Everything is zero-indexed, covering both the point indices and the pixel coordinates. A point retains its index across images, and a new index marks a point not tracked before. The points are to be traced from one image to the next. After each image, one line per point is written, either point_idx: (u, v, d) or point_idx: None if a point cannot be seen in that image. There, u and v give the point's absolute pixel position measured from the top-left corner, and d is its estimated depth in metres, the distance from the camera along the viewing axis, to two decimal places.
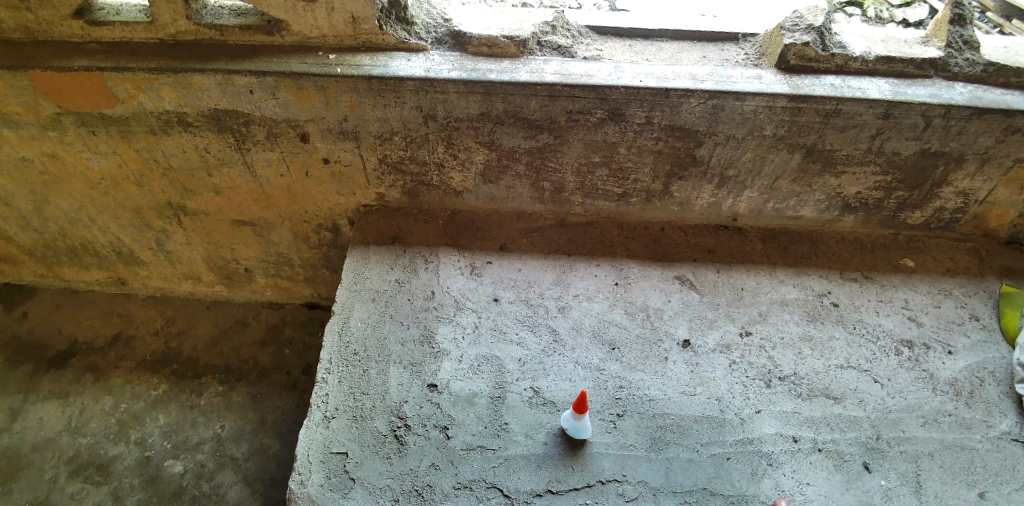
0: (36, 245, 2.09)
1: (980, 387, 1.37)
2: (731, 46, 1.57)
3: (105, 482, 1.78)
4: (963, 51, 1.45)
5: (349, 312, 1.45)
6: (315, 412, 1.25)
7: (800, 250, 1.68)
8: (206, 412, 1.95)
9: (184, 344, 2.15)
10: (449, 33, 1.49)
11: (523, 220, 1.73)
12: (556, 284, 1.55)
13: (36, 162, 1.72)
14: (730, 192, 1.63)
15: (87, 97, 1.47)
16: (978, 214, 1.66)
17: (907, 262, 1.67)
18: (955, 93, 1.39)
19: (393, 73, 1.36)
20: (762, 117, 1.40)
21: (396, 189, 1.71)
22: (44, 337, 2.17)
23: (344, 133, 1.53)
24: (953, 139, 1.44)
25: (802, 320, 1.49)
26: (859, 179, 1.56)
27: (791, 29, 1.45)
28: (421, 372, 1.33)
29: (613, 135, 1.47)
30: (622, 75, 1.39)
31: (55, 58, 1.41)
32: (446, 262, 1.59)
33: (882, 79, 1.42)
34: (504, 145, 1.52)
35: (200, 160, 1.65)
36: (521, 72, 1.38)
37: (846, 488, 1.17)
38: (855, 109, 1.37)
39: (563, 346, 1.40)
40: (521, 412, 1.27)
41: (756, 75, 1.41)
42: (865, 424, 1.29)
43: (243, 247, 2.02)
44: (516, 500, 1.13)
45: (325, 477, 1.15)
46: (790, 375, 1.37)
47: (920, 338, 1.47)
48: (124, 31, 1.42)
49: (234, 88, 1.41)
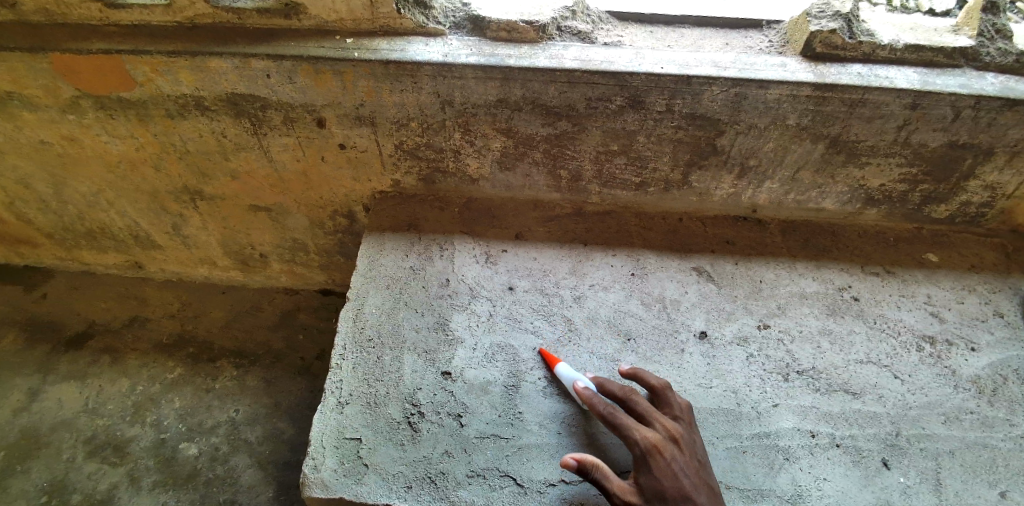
0: (54, 228, 2.12)
1: (1004, 385, 1.35)
2: (755, 33, 1.53)
3: (122, 462, 1.81)
4: (994, 41, 1.41)
5: (364, 299, 1.45)
6: (329, 398, 1.26)
7: (822, 243, 1.66)
8: (221, 396, 1.97)
9: (199, 327, 2.17)
10: (468, 17, 1.47)
11: (539, 208, 1.71)
12: (572, 274, 1.54)
13: (55, 145, 1.73)
14: (752, 183, 1.60)
15: (106, 80, 1.47)
16: (1005, 208, 1.62)
17: (931, 257, 1.64)
18: (986, 83, 1.35)
19: (410, 58, 1.35)
20: (786, 106, 1.37)
21: (411, 175, 1.70)
22: (62, 317, 2.19)
23: (361, 118, 1.52)
24: (982, 131, 1.39)
25: (821, 314, 1.47)
26: (883, 171, 1.53)
27: (817, 15, 1.41)
28: (435, 359, 1.33)
29: (633, 123, 1.45)
30: (643, 61, 1.36)
31: (75, 40, 1.41)
32: (461, 250, 1.58)
33: (911, 68, 1.38)
34: (522, 132, 1.51)
35: (216, 145, 1.65)
36: (541, 58, 1.36)
37: (864, 485, 1.16)
38: (883, 99, 1.33)
39: (577, 336, 1.39)
40: (535, 401, 1.26)
41: (780, 62, 1.38)
42: (884, 421, 1.27)
43: (258, 232, 2.02)
44: (529, 489, 1.12)
45: (339, 462, 1.15)
46: (808, 369, 1.35)
47: (942, 334, 1.44)
48: (142, 14, 1.42)
49: (251, 71, 1.41)
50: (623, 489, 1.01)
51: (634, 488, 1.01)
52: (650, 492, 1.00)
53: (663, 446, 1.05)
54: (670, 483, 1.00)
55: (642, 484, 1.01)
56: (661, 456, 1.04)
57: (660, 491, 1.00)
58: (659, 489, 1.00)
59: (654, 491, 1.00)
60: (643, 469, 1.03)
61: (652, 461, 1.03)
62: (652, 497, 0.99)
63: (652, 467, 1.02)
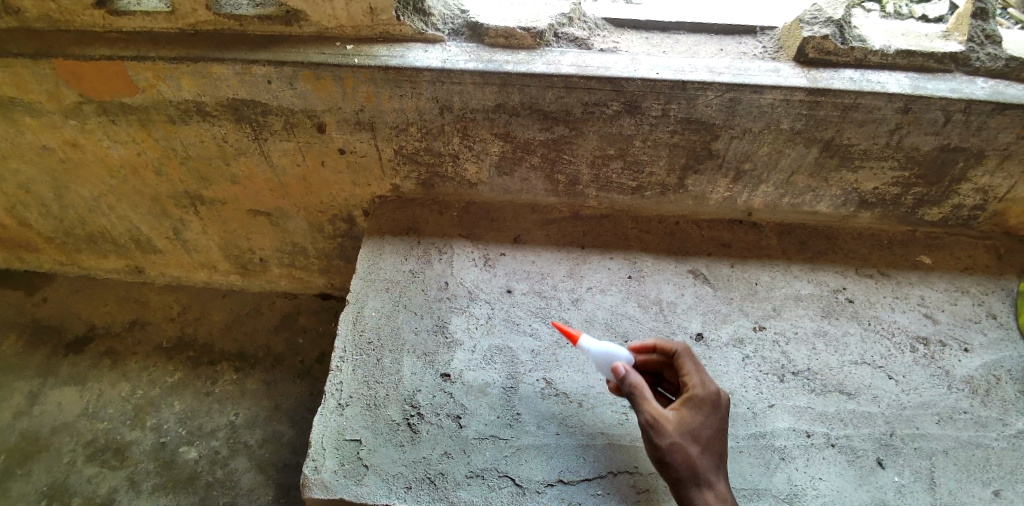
0: (55, 232, 2.13)
1: (997, 385, 1.36)
2: (749, 39, 1.56)
3: (122, 465, 1.82)
4: (984, 46, 1.44)
5: (363, 302, 1.46)
6: (330, 400, 1.27)
7: (816, 245, 1.67)
8: (221, 399, 1.98)
9: (199, 331, 2.18)
10: (466, 24, 1.49)
11: (537, 212, 1.73)
12: (570, 277, 1.55)
13: (57, 150, 1.75)
14: (747, 186, 1.62)
15: (108, 85, 1.49)
16: (997, 211, 1.64)
17: (925, 259, 1.65)
18: (976, 88, 1.37)
19: (409, 64, 1.37)
20: (779, 110, 1.39)
21: (411, 180, 1.72)
22: (62, 321, 2.20)
23: (360, 123, 1.53)
24: (973, 135, 1.42)
25: (817, 315, 1.49)
26: (876, 174, 1.55)
27: (810, 22, 1.43)
28: (434, 362, 1.34)
29: (629, 128, 1.47)
30: (639, 67, 1.38)
31: (78, 46, 1.43)
32: (460, 253, 1.60)
33: (902, 73, 1.41)
34: (520, 137, 1.53)
35: (217, 150, 1.67)
36: (538, 64, 1.38)
37: (859, 484, 1.17)
38: (874, 104, 1.36)
39: (575, 338, 1.41)
40: (534, 403, 1.28)
41: (773, 68, 1.40)
42: (879, 420, 1.28)
43: (258, 236, 2.04)
44: (528, 489, 1.13)
45: (339, 463, 1.16)
46: (803, 370, 1.37)
47: (936, 335, 1.46)
48: (144, 21, 1.44)
49: (252, 77, 1.42)
50: (662, 413, 0.99)
51: (671, 416, 0.99)
52: (687, 429, 0.99)
53: (719, 404, 1.04)
54: (711, 434, 1.00)
55: (680, 418, 1.00)
56: (714, 410, 1.03)
57: (698, 434, 0.99)
58: (697, 432, 0.99)
59: (692, 430, 0.99)
60: (689, 409, 1.02)
61: (703, 409, 1.02)
62: (687, 434, 0.98)
63: (701, 414, 1.01)
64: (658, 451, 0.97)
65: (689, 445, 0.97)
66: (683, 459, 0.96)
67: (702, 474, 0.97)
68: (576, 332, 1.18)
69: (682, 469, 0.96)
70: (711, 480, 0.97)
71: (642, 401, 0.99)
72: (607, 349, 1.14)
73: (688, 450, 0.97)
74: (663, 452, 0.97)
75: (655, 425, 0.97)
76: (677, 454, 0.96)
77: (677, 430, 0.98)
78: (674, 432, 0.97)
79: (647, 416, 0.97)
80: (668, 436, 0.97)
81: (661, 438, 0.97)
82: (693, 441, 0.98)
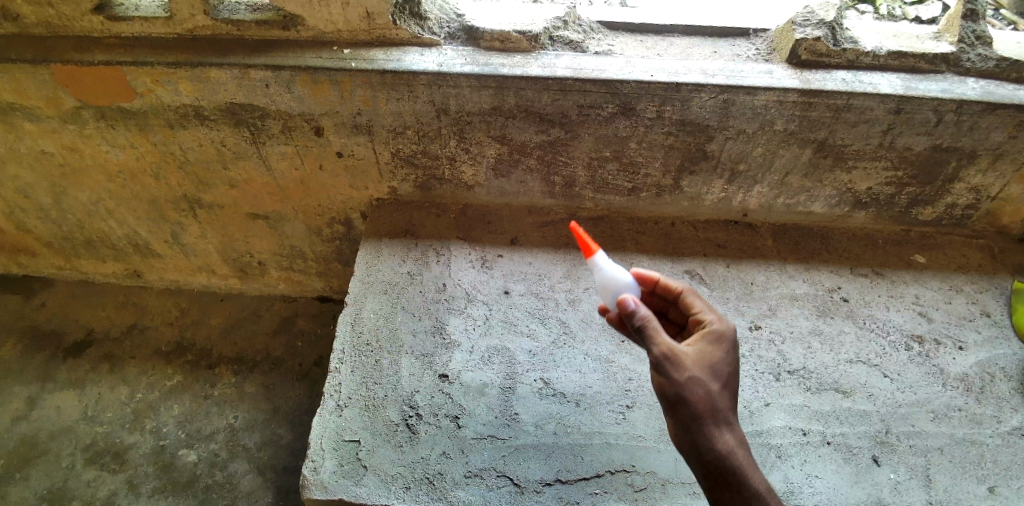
0: (54, 237, 2.14)
1: (992, 382, 1.37)
2: (742, 41, 1.57)
3: (121, 469, 1.82)
4: (975, 47, 1.45)
5: (362, 304, 1.47)
6: (328, 401, 1.27)
7: (811, 245, 1.69)
8: (220, 403, 1.98)
9: (198, 335, 2.18)
10: (462, 28, 1.50)
11: (534, 214, 1.74)
12: (567, 278, 1.56)
13: (56, 154, 1.76)
14: (741, 187, 1.63)
15: (106, 90, 1.50)
16: (990, 210, 1.65)
17: (919, 258, 1.67)
18: (967, 88, 1.38)
19: (406, 67, 1.38)
20: (773, 111, 1.40)
21: (408, 183, 1.73)
22: (60, 326, 2.20)
23: (358, 127, 1.54)
24: (965, 134, 1.43)
25: (812, 314, 1.50)
26: (870, 174, 1.57)
27: (802, 23, 1.45)
28: (432, 363, 1.35)
29: (624, 129, 1.48)
30: (633, 70, 1.40)
31: (77, 52, 1.44)
32: (457, 255, 1.61)
33: (893, 74, 1.42)
34: (516, 140, 1.54)
35: (216, 154, 1.68)
36: (533, 67, 1.40)
37: (855, 482, 1.17)
38: (866, 105, 1.37)
39: (572, 338, 1.42)
40: (532, 403, 1.28)
41: (767, 70, 1.41)
42: (874, 418, 1.29)
43: (257, 240, 2.04)
44: (526, 489, 1.14)
45: (338, 464, 1.17)
46: (799, 369, 1.38)
47: (931, 333, 1.47)
48: (143, 27, 1.46)
49: (250, 81, 1.44)
50: (677, 343, 0.70)
51: (686, 348, 0.71)
52: (708, 361, 0.71)
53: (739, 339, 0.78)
54: (735, 371, 0.73)
55: (696, 352, 0.72)
56: (736, 342, 0.76)
57: (721, 369, 0.71)
58: (720, 366, 0.71)
59: (714, 364, 0.71)
60: (705, 341, 0.75)
61: (724, 342, 0.75)
62: (707, 368, 0.70)
63: (723, 347, 0.74)
64: (671, 390, 0.67)
65: (713, 380, 0.69)
66: (706, 398, 0.67)
67: (727, 416, 0.68)
68: (597, 247, 0.91)
69: (705, 410, 0.67)
70: (736, 423, 0.69)
71: (653, 331, 0.69)
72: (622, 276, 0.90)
73: (711, 386, 0.68)
74: (681, 391, 0.67)
75: (671, 356, 0.67)
76: (699, 392, 0.67)
77: (696, 362, 0.69)
78: (693, 365, 0.69)
79: (660, 347, 0.68)
80: (686, 370, 0.67)
81: (678, 371, 0.67)
82: (717, 376, 0.70)
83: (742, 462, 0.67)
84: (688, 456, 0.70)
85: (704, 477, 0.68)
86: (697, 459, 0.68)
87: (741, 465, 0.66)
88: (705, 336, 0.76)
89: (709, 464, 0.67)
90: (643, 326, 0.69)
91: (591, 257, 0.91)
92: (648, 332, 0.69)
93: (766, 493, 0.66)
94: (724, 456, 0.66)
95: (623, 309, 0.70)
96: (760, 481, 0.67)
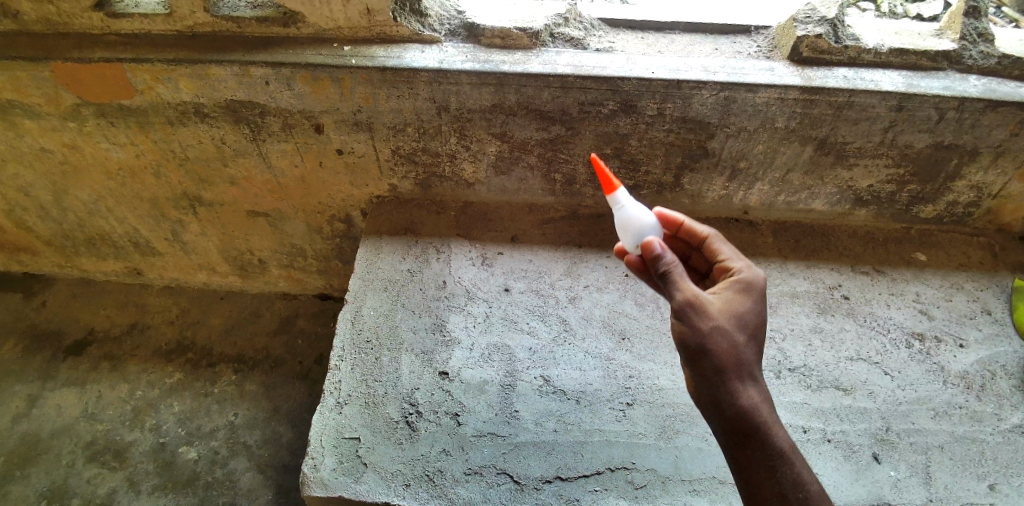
0: (54, 235, 2.14)
1: (993, 380, 1.37)
2: (743, 38, 1.57)
3: (122, 467, 1.82)
4: (977, 44, 1.45)
5: (362, 301, 1.47)
6: (328, 399, 1.27)
7: (812, 243, 1.68)
8: (220, 400, 1.98)
9: (198, 333, 2.18)
10: (463, 25, 1.50)
11: (534, 212, 1.74)
12: (567, 276, 1.56)
13: (56, 152, 1.76)
14: (742, 185, 1.63)
15: (106, 88, 1.50)
16: (991, 208, 1.65)
17: (920, 256, 1.66)
18: (969, 85, 1.38)
19: (406, 64, 1.38)
20: (774, 109, 1.40)
21: (408, 180, 1.73)
22: (61, 325, 2.20)
23: (358, 124, 1.54)
24: (967, 132, 1.43)
25: (813, 312, 1.50)
26: (871, 172, 1.56)
27: (804, 21, 1.44)
28: (433, 360, 1.35)
29: (625, 127, 1.48)
30: (634, 67, 1.39)
31: (77, 50, 1.44)
32: (458, 252, 1.60)
33: (895, 71, 1.42)
34: (516, 137, 1.54)
35: (216, 151, 1.68)
36: (534, 64, 1.39)
37: (856, 479, 1.17)
38: (868, 102, 1.37)
39: (573, 336, 1.41)
40: (532, 400, 1.28)
41: (768, 67, 1.41)
42: (874, 416, 1.29)
43: (257, 237, 2.04)
44: (526, 486, 1.13)
45: (337, 461, 1.17)
46: (799, 367, 1.37)
47: (932, 331, 1.47)
48: (143, 24, 1.45)
49: (250, 79, 1.43)
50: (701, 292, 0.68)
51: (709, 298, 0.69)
52: (731, 311, 0.69)
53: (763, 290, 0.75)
54: (761, 324, 0.70)
55: (722, 303, 0.69)
56: (760, 294, 0.74)
57: (746, 321, 0.69)
58: (745, 317, 0.69)
59: (739, 316, 0.68)
60: (728, 291, 0.72)
61: (746, 292, 0.73)
62: (732, 320, 0.68)
63: (748, 299, 0.71)
64: (695, 340, 0.65)
65: (737, 331, 0.66)
66: (730, 348, 0.65)
67: (750, 370, 0.66)
68: (618, 184, 0.87)
69: (728, 361, 0.65)
70: (760, 379, 0.66)
71: (677, 278, 0.68)
72: (644, 216, 0.86)
73: (736, 337, 0.66)
74: (704, 341, 0.64)
75: (694, 304, 0.66)
76: (723, 342, 0.65)
77: (720, 311, 0.68)
78: (717, 314, 0.67)
79: (684, 294, 0.66)
80: (711, 319, 0.65)
81: (702, 319, 0.65)
82: (741, 328, 0.67)
83: (766, 419, 0.64)
84: (708, 415, 0.67)
85: (724, 436, 0.65)
86: (718, 416, 0.65)
87: (764, 422, 0.64)
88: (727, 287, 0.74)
89: (730, 421, 0.64)
90: (666, 271, 0.68)
91: (611, 193, 0.87)
92: (671, 279, 0.68)
93: (790, 452, 0.63)
94: (748, 412, 0.64)
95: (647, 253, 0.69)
96: (785, 440, 0.64)
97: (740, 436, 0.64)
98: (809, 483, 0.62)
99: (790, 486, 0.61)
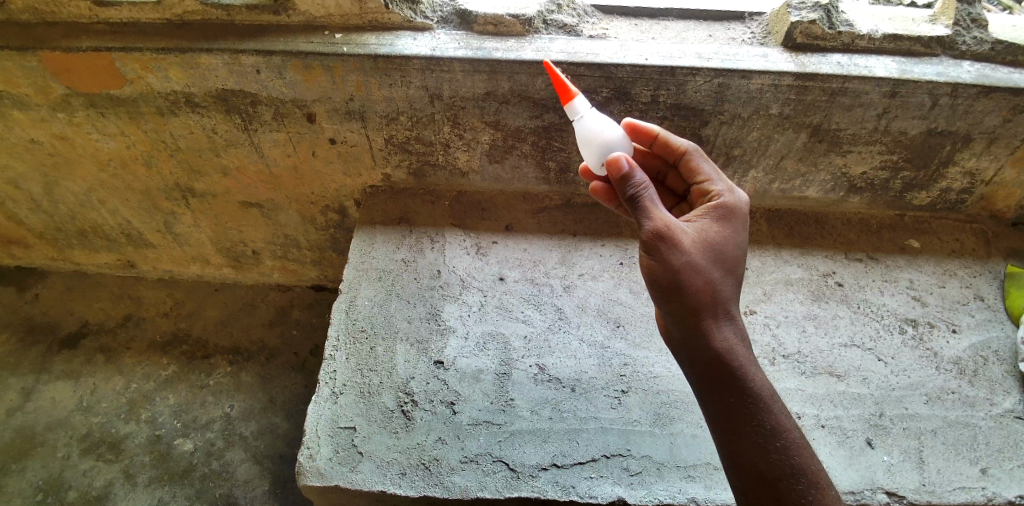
0: (46, 228, 2.12)
1: (984, 366, 1.38)
2: (737, 25, 1.56)
3: (117, 459, 1.82)
4: (971, 30, 1.45)
5: (356, 290, 1.47)
6: (324, 388, 1.27)
7: (806, 231, 1.68)
8: (216, 392, 1.98)
9: (193, 325, 2.17)
10: (455, 12, 1.49)
11: (529, 200, 1.73)
12: (561, 264, 1.56)
13: (46, 144, 1.74)
14: (737, 172, 1.62)
15: (96, 78, 1.48)
16: (983, 194, 1.65)
17: (913, 243, 1.67)
18: (963, 71, 1.38)
19: (399, 52, 1.36)
20: (768, 95, 1.39)
21: (402, 169, 1.72)
22: (53, 318, 2.19)
23: (351, 113, 1.53)
24: (960, 118, 1.43)
25: (806, 300, 1.50)
26: (865, 158, 1.56)
27: (798, 6, 1.44)
28: (428, 349, 1.34)
29: (620, 114, 1.47)
30: (627, 54, 1.38)
31: (64, 39, 1.42)
32: (452, 242, 1.60)
33: (889, 57, 1.41)
34: (510, 125, 1.53)
35: (208, 142, 1.67)
36: (527, 51, 1.39)
37: (849, 464, 1.18)
38: (862, 88, 1.36)
39: (567, 323, 1.42)
40: (526, 388, 1.28)
41: (762, 53, 1.40)
42: (868, 401, 1.30)
43: (251, 229, 2.03)
44: (521, 473, 1.14)
45: (334, 451, 1.16)
46: (793, 353, 1.38)
47: (924, 317, 1.48)
48: (131, 12, 1.43)
49: (241, 67, 1.42)
50: (675, 222, 0.74)
51: (683, 229, 0.75)
52: (706, 245, 0.75)
53: (739, 216, 0.84)
54: (734, 260, 0.77)
55: (696, 238, 0.76)
56: (732, 226, 0.81)
57: (720, 258, 0.75)
58: (719, 255, 0.76)
59: (713, 251, 0.75)
60: (702, 225, 0.79)
61: (718, 225, 0.81)
62: (708, 257, 0.74)
63: (722, 237, 0.79)
64: (673, 279, 0.71)
65: (711, 269, 0.73)
66: (705, 286, 0.71)
67: (725, 310, 0.73)
68: (575, 92, 0.94)
69: (704, 299, 0.72)
70: (735, 320, 0.74)
71: (649, 206, 0.73)
72: (600, 127, 0.93)
73: (710, 274, 0.72)
74: (681, 278, 0.71)
75: (668, 236, 0.71)
76: (698, 279, 0.71)
77: (693, 245, 0.74)
78: (691, 248, 0.73)
79: (660, 225, 0.71)
80: (686, 255, 0.71)
81: (676, 254, 0.71)
82: (716, 266, 0.74)
83: (741, 360, 0.71)
84: (687, 358, 0.74)
85: (704, 379, 0.72)
86: (697, 358, 0.73)
87: (740, 364, 0.71)
88: (702, 219, 0.81)
89: (710, 363, 0.71)
90: (635, 194, 0.73)
91: (569, 102, 0.94)
92: (643, 206, 0.73)
93: (769, 397, 0.70)
94: (725, 354, 0.71)
95: (616, 171, 0.74)
96: (763, 385, 0.71)
97: (719, 379, 0.71)
98: (788, 430, 0.68)
99: (770, 434, 0.68)
